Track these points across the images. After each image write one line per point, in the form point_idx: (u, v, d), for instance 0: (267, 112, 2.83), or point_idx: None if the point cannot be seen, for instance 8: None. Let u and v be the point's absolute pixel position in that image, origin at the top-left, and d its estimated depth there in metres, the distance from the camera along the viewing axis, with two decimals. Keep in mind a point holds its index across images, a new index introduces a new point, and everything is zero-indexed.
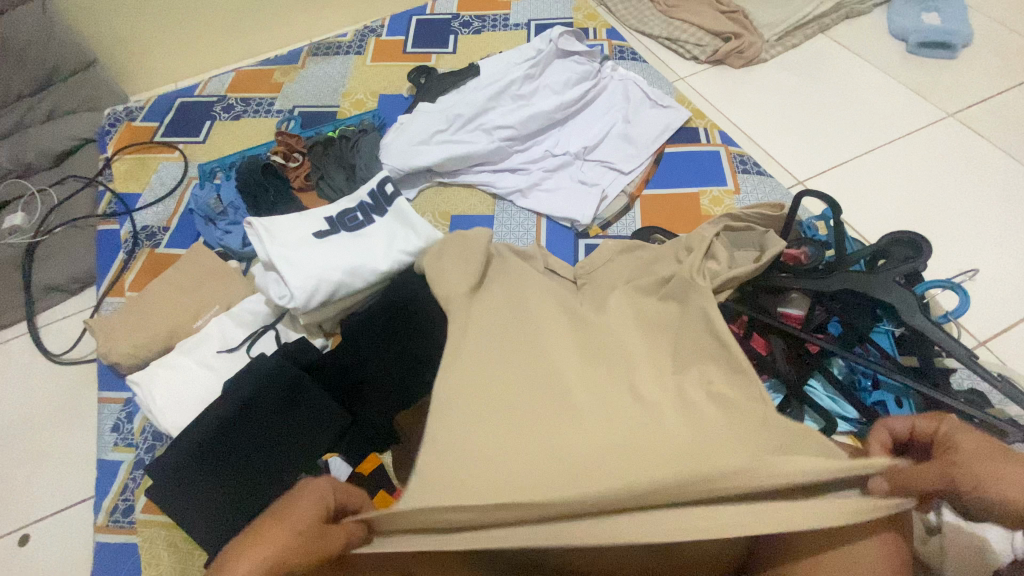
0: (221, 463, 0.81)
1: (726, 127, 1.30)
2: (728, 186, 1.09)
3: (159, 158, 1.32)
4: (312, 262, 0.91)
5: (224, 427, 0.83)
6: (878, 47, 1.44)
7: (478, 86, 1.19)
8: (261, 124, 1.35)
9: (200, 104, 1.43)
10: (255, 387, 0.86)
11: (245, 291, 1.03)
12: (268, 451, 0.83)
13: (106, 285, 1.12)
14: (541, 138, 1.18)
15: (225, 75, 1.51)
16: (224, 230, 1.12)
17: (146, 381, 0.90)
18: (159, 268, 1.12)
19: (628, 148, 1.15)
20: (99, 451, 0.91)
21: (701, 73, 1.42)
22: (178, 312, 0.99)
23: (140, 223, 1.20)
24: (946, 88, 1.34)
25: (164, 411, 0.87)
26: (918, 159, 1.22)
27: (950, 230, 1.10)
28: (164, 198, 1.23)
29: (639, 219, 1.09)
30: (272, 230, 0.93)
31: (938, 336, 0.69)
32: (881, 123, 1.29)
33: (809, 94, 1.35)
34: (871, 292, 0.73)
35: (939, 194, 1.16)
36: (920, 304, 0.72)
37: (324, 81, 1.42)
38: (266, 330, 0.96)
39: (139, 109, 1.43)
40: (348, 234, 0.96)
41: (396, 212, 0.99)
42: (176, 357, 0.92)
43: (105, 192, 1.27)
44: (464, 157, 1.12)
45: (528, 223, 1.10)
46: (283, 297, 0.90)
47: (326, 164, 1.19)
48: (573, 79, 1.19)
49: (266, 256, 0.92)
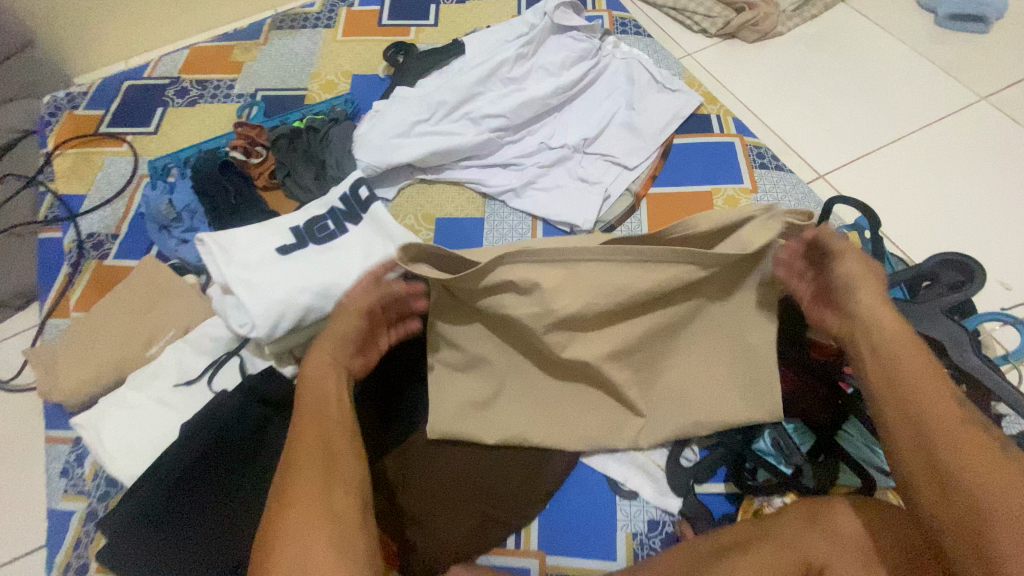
0: (180, 515, 0.72)
1: (739, 112, 1.18)
2: (745, 184, 0.98)
3: (105, 151, 1.17)
4: (275, 283, 0.79)
5: (182, 472, 0.74)
6: (903, 20, 1.31)
7: (463, 67, 1.04)
8: (220, 111, 1.20)
9: (150, 88, 1.27)
10: (217, 428, 0.76)
11: (206, 312, 0.91)
12: (232, 500, 0.73)
13: (50, 303, 1.00)
14: (535, 127, 1.05)
15: (179, 53, 1.34)
16: (180, 239, 0.99)
17: (94, 422, 0.79)
18: (107, 283, 1.00)
19: (633, 139, 1.03)
20: (47, 500, 0.81)
21: (710, 49, 1.28)
22: (129, 338, 0.88)
23: (86, 229, 1.07)
24: (978, 65, 1.22)
25: (116, 457, 0.78)
26: (949, 149, 1.11)
27: (982, 230, 1.01)
28: (112, 199, 1.10)
29: (646, 222, 0.98)
30: (229, 247, 0.82)
31: (992, 382, 0.60)
32: (908, 106, 1.17)
33: (828, 74, 1.23)
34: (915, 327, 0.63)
35: (972, 189, 1.06)
36: (972, 340, 0.63)
37: (289, 59, 1.27)
38: (230, 358, 0.85)
39: (82, 94, 1.27)
40: (317, 248, 0.84)
41: (373, 220, 0.87)
42: (128, 394, 0.82)
43: (46, 194, 1.13)
44: (449, 151, 0.99)
45: (522, 227, 0.99)
46: (243, 325, 0.78)
47: (293, 160, 1.05)
48: (571, 58, 1.05)
49: (222, 278, 0.80)
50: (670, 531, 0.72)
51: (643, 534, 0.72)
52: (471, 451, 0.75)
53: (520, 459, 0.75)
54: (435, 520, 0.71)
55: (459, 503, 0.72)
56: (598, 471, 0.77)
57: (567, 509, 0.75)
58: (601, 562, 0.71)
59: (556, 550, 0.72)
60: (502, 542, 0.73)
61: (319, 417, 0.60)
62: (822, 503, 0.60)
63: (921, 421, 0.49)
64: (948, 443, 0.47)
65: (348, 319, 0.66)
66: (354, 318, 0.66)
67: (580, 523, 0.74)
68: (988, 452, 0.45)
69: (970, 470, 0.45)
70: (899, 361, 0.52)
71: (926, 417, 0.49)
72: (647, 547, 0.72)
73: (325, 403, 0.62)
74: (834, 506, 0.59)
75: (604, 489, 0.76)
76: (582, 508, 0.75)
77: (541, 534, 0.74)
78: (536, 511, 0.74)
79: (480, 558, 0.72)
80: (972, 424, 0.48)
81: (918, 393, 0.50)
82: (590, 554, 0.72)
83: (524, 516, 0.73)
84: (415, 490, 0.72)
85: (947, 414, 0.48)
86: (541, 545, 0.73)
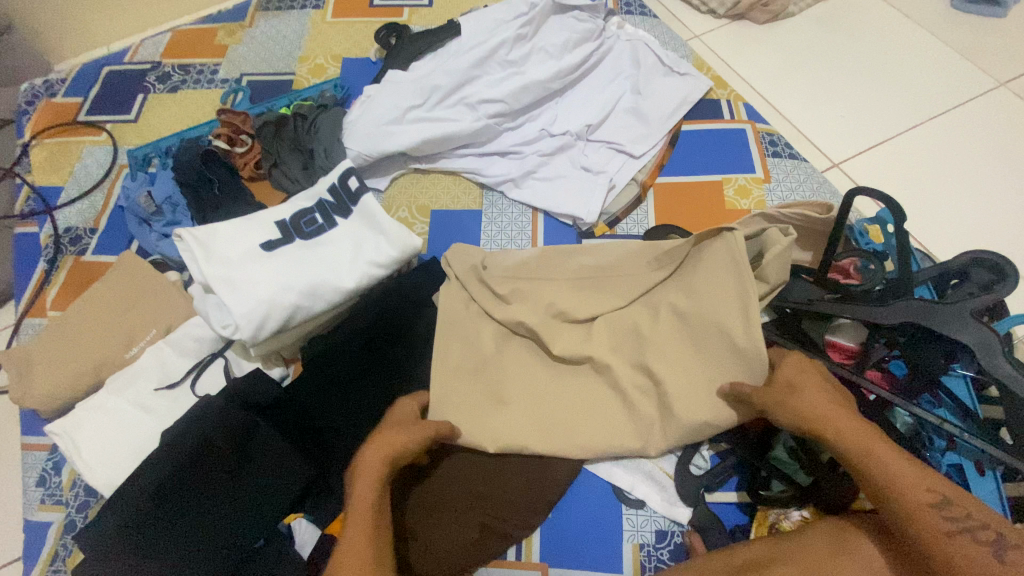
0: (160, 531, 0.67)
1: (748, 97, 1.13)
2: (756, 173, 0.94)
3: (83, 141, 1.12)
4: (259, 282, 0.74)
5: (163, 484, 0.69)
6: (919, 0, 1.25)
7: (458, 50, 0.98)
8: (203, 97, 1.14)
9: (130, 74, 1.21)
10: (199, 437, 0.71)
11: (189, 311, 0.86)
12: (211, 514, 0.69)
13: (26, 301, 0.95)
14: (535, 113, 0.99)
15: (160, 36, 1.27)
16: (161, 234, 0.94)
17: (70, 430, 0.75)
18: (86, 280, 0.95)
19: (639, 125, 0.97)
20: (23, 511, 0.77)
21: (718, 31, 1.22)
22: (107, 338, 0.83)
23: (63, 223, 1.02)
24: (999, 48, 1.16)
25: (94, 466, 0.73)
26: (969, 136, 1.06)
27: (1006, 221, 0.96)
28: (91, 192, 1.05)
29: (652, 214, 0.93)
30: (209, 244, 0.77)
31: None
32: (925, 91, 1.12)
33: (841, 57, 1.17)
34: (947, 332, 0.58)
35: (993, 179, 1.01)
36: (1006, 346, 0.58)
37: (276, 42, 1.20)
38: (214, 359, 0.81)
39: (60, 81, 1.21)
40: (304, 243, 0.79)
41: (363, 213, 0.82)
42: (105, 399, 0.77)
43: (22, 186, 1.07)
44: (444, 139, 0.93)
45: (522, 219, 0.94)
46: (226, 327, 0.74)
47: (279, 149, 1.00)
48: (574, 39, 0.99)
49: (203, 277, 0.75)
50: (679, 542, 0.69)
51: (651, 545, 0.69)
52: (470, 461, 0.71)
53: (522, 468, 0.71)
54: (434, 534, 0.67)
55: (457, 517, 0.68)
56: (603, 479, 0.73)
57: (571, 519, 0.71)
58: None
59: (558, 563, 0.69)
60: (502, 555, 0.69)
61: (364, 534, 0.52)
62: (845, 525, 0.56)
63: (918, 544, 0.47)
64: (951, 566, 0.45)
65: (409, 434, 0.61)
66: (416, 436, 0.61)
67: (584, 533, 0.70)
68: (985, 566, 0.44)
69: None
70: (882, 470, 0.51)
71: (919, 536, 0.47)
72: (655, 559, 0.68)
73: (372, 522, 0.53)
74: (857, 528, 0.55)
75: (610, 497, 0.72)
76: (586, 517, 0.71)
77: (543, 546, 0.70)
78: (538, 522, 0.70)
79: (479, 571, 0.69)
80: (962, 533, 0.46)
81: (909, 511, 0.48)
82: (595, 567, 0.68)
83: (526, 528, 0.69)
84: (413, 502, 0.69)
85: (940, 529, 0.47)
86: (544, 558, 0.69)
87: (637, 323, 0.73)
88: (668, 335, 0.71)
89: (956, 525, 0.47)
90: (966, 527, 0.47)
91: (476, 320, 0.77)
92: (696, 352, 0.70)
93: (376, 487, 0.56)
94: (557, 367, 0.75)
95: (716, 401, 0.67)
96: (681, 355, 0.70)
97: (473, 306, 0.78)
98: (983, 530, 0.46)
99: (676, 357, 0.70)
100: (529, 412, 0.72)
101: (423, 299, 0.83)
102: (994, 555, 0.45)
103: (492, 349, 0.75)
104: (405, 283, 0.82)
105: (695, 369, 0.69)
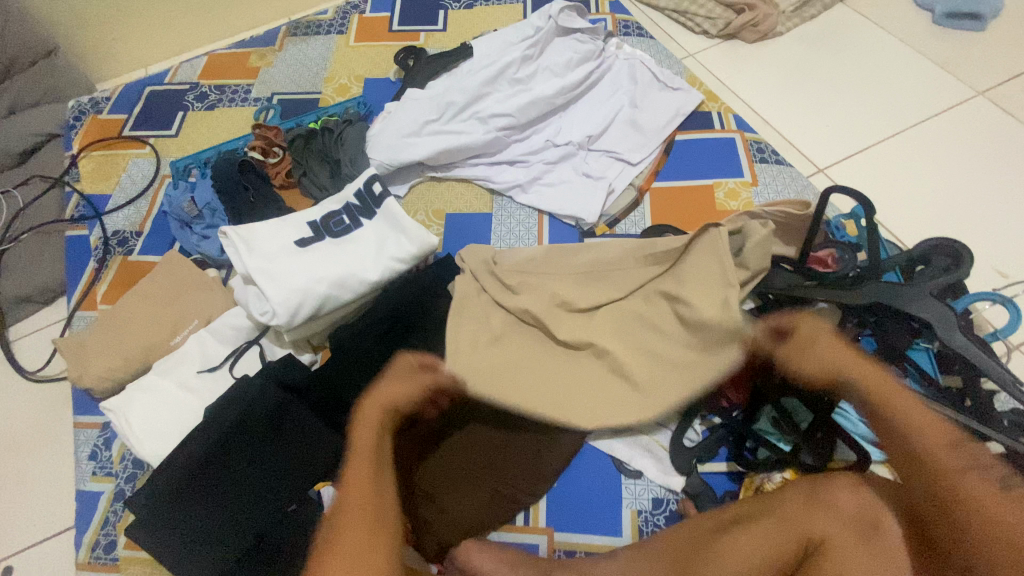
0: (204, 496, 0.75)
1: (739, 110, 1.22)
2: (745, 178, 1.02)
3: (129, 153, 1.23)
4: (294, 273, 0.83)
5: (207, 455, 0.76)
6: (900, 18, 1.34)
7: (471, 69, 1.09)
8: (238, 113, 1.25)
9: (171, 93, 1.32)
10: (240, 413, 0.79)
11: (227, 303, 0.95)
12: (249, 483, 0.76)
13: (77, 297, 1.05)
14: (541, 126, 1.09)
15: (197, 59, 1.39)
16: (202, 235, 1.04)
17: (120, 407, 0.83)
18: (132, 278, 1.05)
19: (636, 136, 1.06)
20: (76, 482, 0.85)
21: (711, 50, 1.32)
22: (154, 327, 0.92)
23: (111, 227, 1.12)
24: (976, 62, 1.25)
25: (143, 441, 0.81)
26: (946, 142, 1.14)
27: (981, 221, 1.03)
28: (136, 199, 1.15)
29: (648, 215, 1.01)
30: (250, 239, 0.86)
31: (977, 357, 0.62)
32: (906, 101, 1.20)
33: (827, 72, 1.26)
34: (904, 307, 0.66)
35: (969, 181, 1.08)
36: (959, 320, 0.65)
37: (304, 64, 1.32)
38: (250, 346, 0.89)
39: (106, 99, 1.32)
40: (333, 241, 0.88)
41: (386, 214, 0.90)
42: (153, 380, 0.85)
43: (72, 194, 1.18)
44: (459, 149, 1.03)
45: (529, 221, 1.03)
46: (264, 313, 0.82)
47: (308, 159, 1.10)
48: (575, 59, 1.09)
49: (243, 268, 0.84)
50: (674, 508, 0.75)
51: (648, 511, 0.75)
52: (480, 432, 0.78)
53: (531, 435, 0.78)
54: (449, 499, 0.74)
55: (471, 483, 0.75)
56: (604, 453, 0.79)
57: (574, 489, 0.78)
58: (606, 538, 0.74)
59: (563, 528, 0.75)
60: (511, 520, 0.76)
61: (370, 472, 0.60)
62: (820, 479, 0.61)
63: (937, 484, 0.52)
64: (970, 503, 0.50)
65: (402, 388, 0.67)
66: (415, 392, 0.68)
67: (585, 501, 0.77)
68: (995, 501, 0.50)
69: (975, 524, 0.49)
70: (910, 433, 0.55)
71: (936, 478, 0.52)
72: (652, 524, 0.74)
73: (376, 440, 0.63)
74: (831, 481, 0.60)
75: (610, 468, 0.79)
76: (589, 486, 0.78)
77: (548, 512, 0.77)
78: (544, 490, 0.77)
79: (491, 534, 0.76)
80: (975, 471, 0.52)
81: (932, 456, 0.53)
82: (598, 531, 0.75)
83: (532, 495, 0.76)
84: (432, 471, 0.76)
85: (959, 469, 0.52)
86: (549, 523, 0.76)
87: (634, 310, 0.81)
88: (662, 319, 0.79)
89: (969, 464, 0.52)
90: (977, 466, 0.52)
91: (487, 309, 0.84)
92: (688, 334, 0.77)
93: (376, 438, 0.63)
94: (561, 350, 0.82)
95: (705, 378, 0.75)
96: (672, 334, 0.78)
97: (485, 295, 0.86)
98: (993, 470, 0.52)
99: (667, 336, 0.78)
100: (536, 389, 0.78)
101: (439, 291, 0.91)
102: (1002, 488, 0.50)
103: (503, 334, 0.82)
104: (422, 277, 0.90)
105: (686, 349, 0.77)
